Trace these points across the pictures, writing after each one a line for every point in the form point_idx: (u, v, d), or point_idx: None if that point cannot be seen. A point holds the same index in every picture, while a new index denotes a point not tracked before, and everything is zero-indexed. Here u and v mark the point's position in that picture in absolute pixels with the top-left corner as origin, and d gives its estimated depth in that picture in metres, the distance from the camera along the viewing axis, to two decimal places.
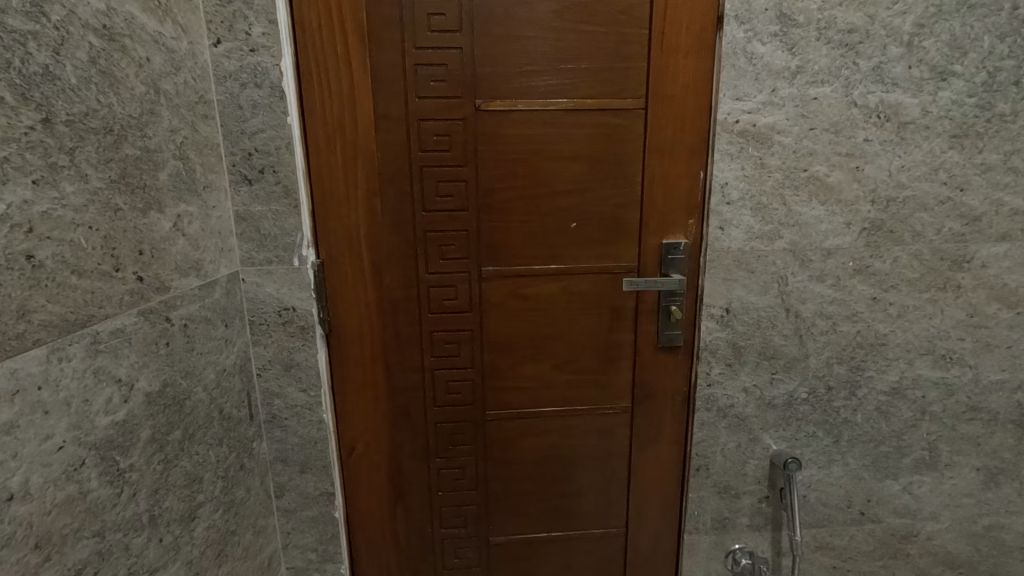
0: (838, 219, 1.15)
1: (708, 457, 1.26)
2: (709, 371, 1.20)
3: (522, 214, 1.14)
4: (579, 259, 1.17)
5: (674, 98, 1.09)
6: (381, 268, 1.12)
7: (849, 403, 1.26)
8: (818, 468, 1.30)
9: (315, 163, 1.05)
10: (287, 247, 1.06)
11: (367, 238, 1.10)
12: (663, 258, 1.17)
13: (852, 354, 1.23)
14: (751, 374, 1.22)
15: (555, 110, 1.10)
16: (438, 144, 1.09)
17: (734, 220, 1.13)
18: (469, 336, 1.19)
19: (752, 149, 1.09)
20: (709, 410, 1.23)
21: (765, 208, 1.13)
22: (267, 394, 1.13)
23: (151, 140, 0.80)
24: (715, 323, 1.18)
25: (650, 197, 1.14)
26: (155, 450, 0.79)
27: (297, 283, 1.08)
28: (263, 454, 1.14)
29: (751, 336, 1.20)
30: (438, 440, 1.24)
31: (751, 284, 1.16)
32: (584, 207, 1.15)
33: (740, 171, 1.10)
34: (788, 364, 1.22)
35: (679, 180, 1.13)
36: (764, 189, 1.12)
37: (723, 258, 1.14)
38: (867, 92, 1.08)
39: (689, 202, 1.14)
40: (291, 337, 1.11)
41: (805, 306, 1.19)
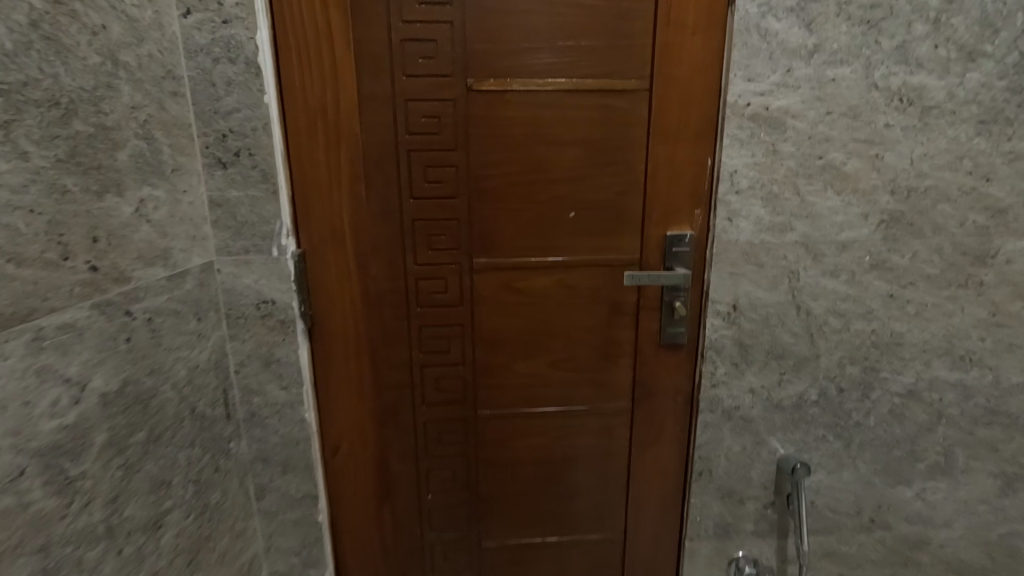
0: (855, 210, 1.07)
1: (712, 460, 1.20)
2: (714, 371, 1.14)
3: (517, 203, 1.07)
4: (577, 251, 1.10)
5: (680, 78, 1.01)
6: (366, 259, 1.05)
7: (861, 406, 1.20)
8: (827, 473, 1.24)
9: (295, 146, 0.98)
10: (265, 235, 1.00)
11: (351, 227, 1.03)
12: (666, 250, 1.09)
13: (866, 355, 1.16)
14: (758, 375, 1.15)
15: (553, 90, 1.02)
16: (426, 126, 1.02)
17: (743, 210, 1.05)
18: (460, 331, 1.12)
19: (764, 134, 1.02)
20: (713, 412, 1.17)
21: (776, 199, 1.06)
22: (246, 392, 1.07)
23: (108, 117, 0.73)
24: (721, 321, 1.11)
25: (653, 186, 1.07)
26: (113, 455, 0.73)
27: (276, 274, 1.02)
28: (241, 454, 1.08)
29: (759, 334, 1.13)
30: (428, 441, 1.18)
31: (760, 279, 1.09)
32: (582, 196, 1.07)
33: (750, 158, 1.03)
34: (797, 364, 1.16)
35: (685, 167, 1.06)
36: (775, 178, 1.05)
37: (731, 251, 1.07)
38: (889, 74, 1.01)
39: (695, 192, 1.07)
40: (270, 331, 1.04)
41: (817, 303, 1.12)
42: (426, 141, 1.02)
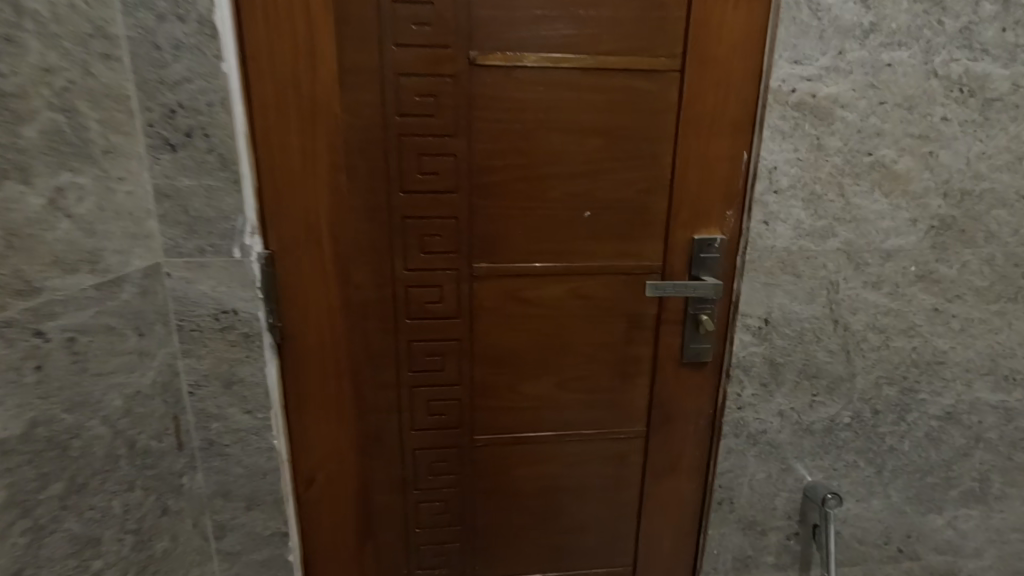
0: (903, 215, 0.95)
1: (733, 489, 1.08)
2: (740, 392, 1.02)
3: (525, 200, 0.92)
4: (593, 256, 0.96)
5: (718, 58, 0.88)
6: (347, 262, 0.89)
7: (896, 429, 1.09)
8: (856, 501, 1.13)
9: (262, 127, 0.82)
10: (225, 233, 0.83)
11: (330, 225, 0.87)
12: (693, 256, 0.96)
13: (905, 375, 1.05)
14: (788, 397, 1.04)
15: (570, 68, 0.87)
16: (420, 107, 0.85)
17: (782, 213, 0.93)
18: (456, 347, 0.97)
19: (809, 126, 0.90)
20: (737, 437, 1.05)
21: (819, 200, 0.93)
22: (202, 417, 0.90)
23: (6, 80, 0.56)
24: (752, 337, 0.99)
25: (682, 183, 0.93)
26: (15, 517, 0.58)
27: (239, 279, 0.85)
28: (197, 489, 0.92)
29: (792, 351, 1.01)
30: (417, 470, 1.03)
31: (796, 291, 0.97)
32: (600, 193, 0.93)
33: (792, 153, 0.91)
34: (831, 385, 1.04)
35: (718, 163, 0.92)
36: (819, 176, 0.92)
37: (766, 259, 0.95)
38: (950, 60, 0.88)
39: (728, 191, 0.93)
40: (231, 347, 0.88)
41: (856, 318, 1.00)
42: (420, 124, 0.86)
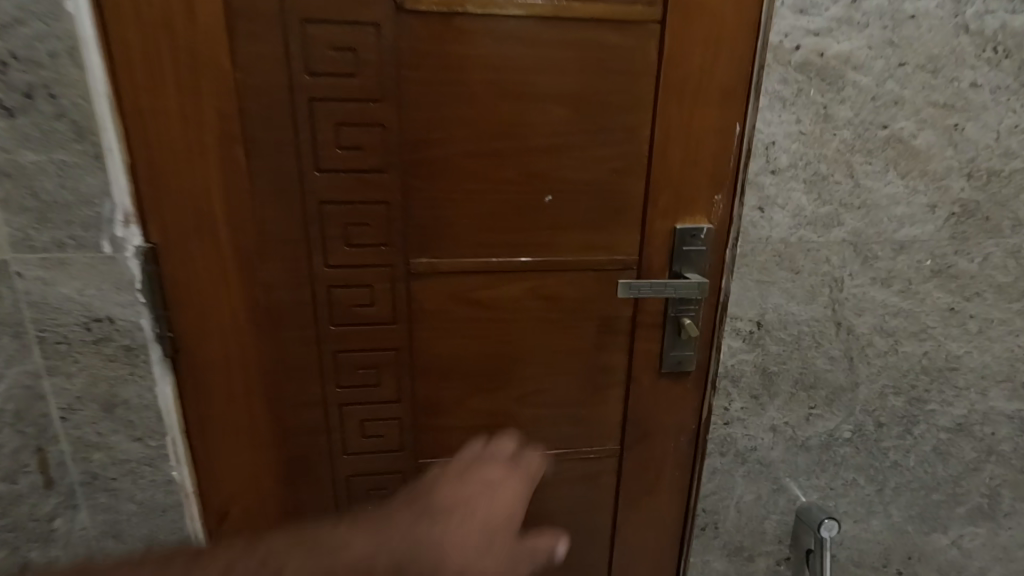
0: (919, 200, 0.81)
1: (718, 512, 0.96)
2: (727, 406, 0.89)
3: (473, 181, 0.75)
4: (556, 249, 0.80)
5: (707, 6, 0.71)
6: (252, 258, 0.73)
7: (900, 444, 0.96)
8: (854, 522, 1.01)
9: (130, 88, 0.64)
10: (88, 222, 0.65)
11: (227, 211, 0.70)
12: (675, 249, 0.81)
13: (913, 383, 0.92)
14: (782, 410, 0.90)
15: (526, 15, 0.70)
16: (335, 63, 0.68)
17: (779, 197, 0.78)
18: (395, 358, 0.82)
19: (814, 92, 0.74)
20: (724, 456, 0.92)
21: (824, 181, 0.78)
22: (79, 447, 0.74)
23: None
24: (742, 343, 0.85)
25: (662, 161, 0.77)
26: None
27: (112, 280, 0.68)
28: (79, 531, 0.76)
29: (788, 359, 0.87)
30: (353, 499, 0.88)
31: (793, 289, 0.83)
32: (565, 174, 0.77)
33: (794, 125, 0.75)
34: (830, 396, 0.91)
35: (706, 137, 0.76)
36: (824, 152, 0.77)
37: (759, 252, 0.81)
38: (984, 12, 0.73)
39: (717, 170, 0.78)
40: (110, 363, 0.71)
41: (861, 320, 0.87)
42: (337, 85, 0.69)
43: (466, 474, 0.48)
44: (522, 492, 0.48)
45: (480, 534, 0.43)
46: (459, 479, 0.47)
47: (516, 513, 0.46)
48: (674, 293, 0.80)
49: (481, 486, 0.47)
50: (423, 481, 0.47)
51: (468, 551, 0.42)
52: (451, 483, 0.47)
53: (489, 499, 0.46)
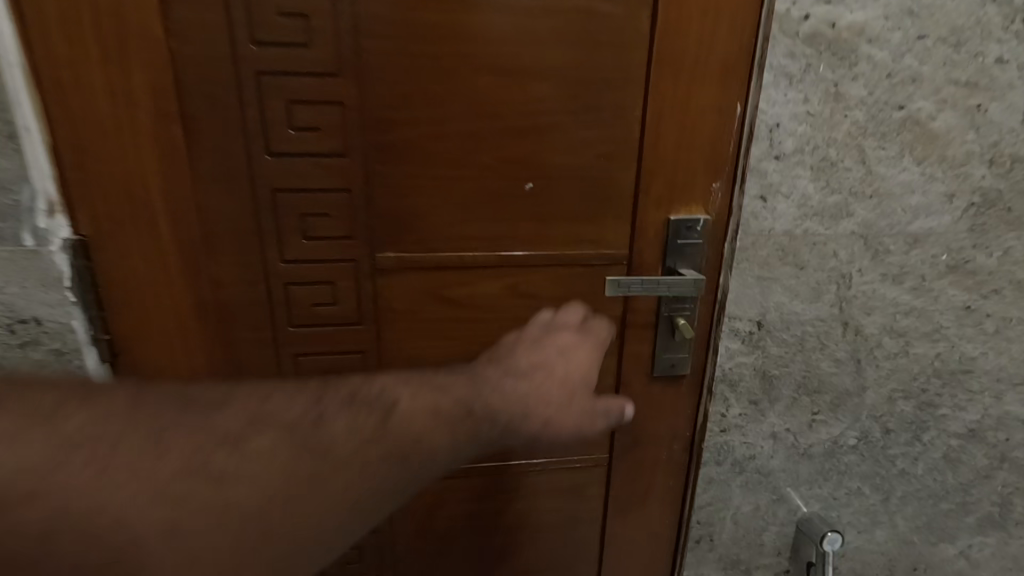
0: (936, 189, 0.74)
1: (713, 524, 0.90)
2: (724, 412, 0.82)
3: (445, 167, 0.67)
4: (539, 243, 0.72)
5: None
6: (196, 252, 0.65)
7: (909, 451, 0.90)
8: (857, 533, 0.95)
9: (45, 57, 0.56)
10: (6, 211, 0.58)
11: (166, 200, 0.62)
12: (668, 243, 0.74)
13: (924, 387, 0.86)
14: (783, 417, 0.84)
15: None
16: (285, 31, 0.60)
17: (783, 186, 0.71)
18: (361, 362, 0.75)
19: (825, 67, 0.67)
20: (720, 465, 0.86)
21: (833, 168, 0.71)
22: None
23: None
24: (740, 345, 0.79)
25: (655, 145, 0.69)
26: None
27: (37, 277, 0.61)
28: None
29: (790, 361, 0.80)
30: None
31: (797, 287, 0.76)
32: (547, 159, 0.69)
33: (801, 104, 0.68)
34: (834, 401, 0.84)
35: (704, 118, 0.69)
36: (834, 136, 0.70)
37: (760, 246, 0.74)
38: None
39: (716, 155, 0.71)
40: (39, 369, 0.64)
41: (870, 320, 0.80)
42: (287, 57, 0.60)
43: (542, 343, 0.59)
44: (593, 355, 0.60)
45: (562, 386, 0.54)
46: (535, 346, 0.58)
47: (589, 377, 0.57)
48: (668, 292, 0.73)
49: (555, 351, 0.58)
50: (503, 346, 0.58)
51: (551, 406, 0.52)
52: (532, 348, 0.57)
53: (565, 368, 0.56)
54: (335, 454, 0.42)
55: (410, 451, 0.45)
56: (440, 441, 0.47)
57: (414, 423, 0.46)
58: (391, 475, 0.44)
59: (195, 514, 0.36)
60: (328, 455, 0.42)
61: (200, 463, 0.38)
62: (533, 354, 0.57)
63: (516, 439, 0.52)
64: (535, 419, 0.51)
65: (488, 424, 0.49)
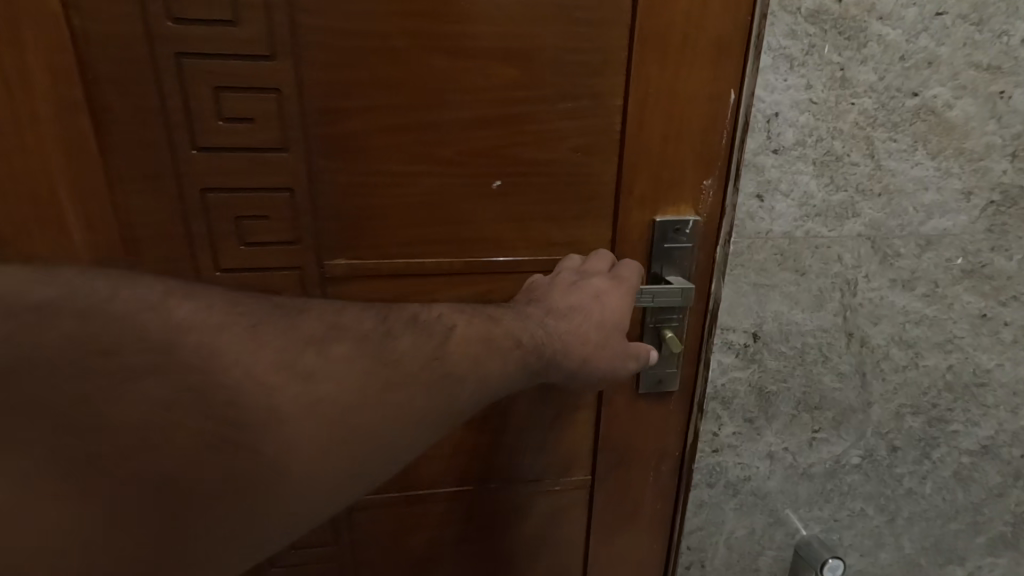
0: (952, 185, 0.66)
1: (704, 550, 0.83)
2: (716, 431, 0.75)
3: (401, 162, 0.59)
4: (510, 247, 0.65)
5: None
6: (117, 260, 0.57)
7: (916, 470, 0.83)
8: (860, 556, 0.88)
9: None
10: None
11: (79, 201, 0.55)
12: (654, 247, 0.66)
13: (934, 402, 0.79)
14: (780, 435, 0.77)
15: None
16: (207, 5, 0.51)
17: (782, 183, 0.64)
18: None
19: (830, 48, 0.59)
20: (712, 487, 0.79)
21: (838, 163, 0.63)
22: None
23: None
24: (734, 358, 0.71)
25: (639, 136, 0.62)
26: None
27: None
28: None
29: (789, 376, 0.73)
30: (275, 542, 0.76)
31: (797, 295, 0.69)
32: (517, 153, 0.61)
33: (803, 91, 0.60)
34: (837, 418, 0.77)
35: (693, 106, 0.61)
36: (840, 126, 0.62)
37: (756, 250, 0.66)
38: None
39: (707, 149, 0.63)
40: None
41: (877, 330, 0.73)
42: (209, 35, 0.52)
43: (580, 285, 0.60)
44: (629, 296, 0.61)
45: (597, 327, 0.57)
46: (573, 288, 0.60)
47: (624, 318, 0.59)
48: (653, 303, 0.65)
49: (591, 295, 0.59)
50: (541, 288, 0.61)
51: (587, 345, 0.56)
52: (570, 291, 0.59)
53: (601, 310, 0.58)
54: (405, 367, 0.45)
55: (467, 374, 0.48)
56: (494, 368, 0.50)
57: (471, 347, 0.49)
58: (451, 392, 0.47)
59: (287, 401, 0.40)
60: (394, 369, 0.44)
61: (293, 360, 0.40)
62: (572, 298, 0.58)
63: (555, 374, 0.55)
64: (572, 356, 0.55)
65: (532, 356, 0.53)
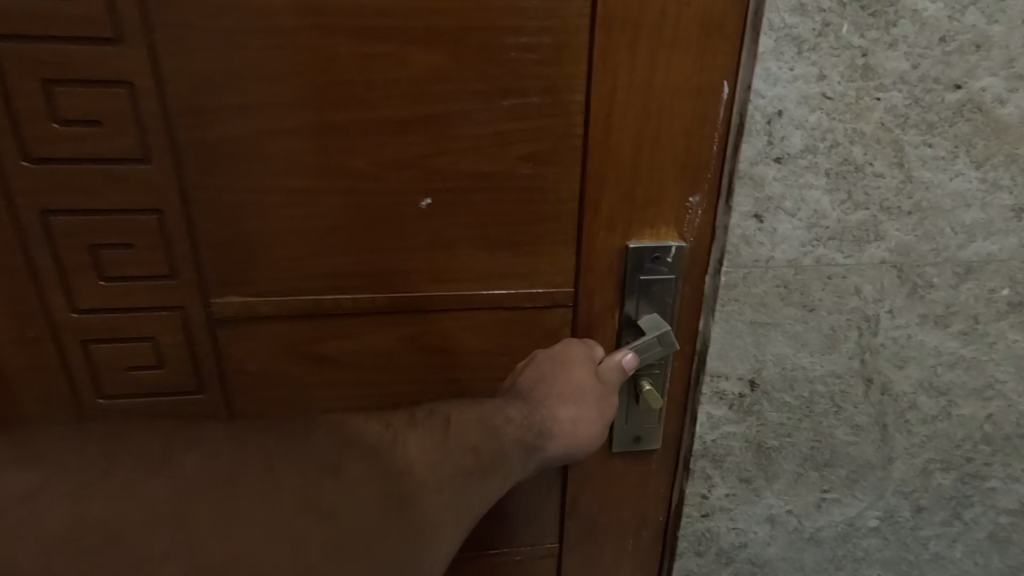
0: (1000, 201, 0.53)
1: None
2: (707, 492, 0.63)
3: (301, 177, 0.47)
4: (444, 281, 0.52)
5: None
6: None
7: (945, 532, 0.70)
8: None
9: None
10: None
11: None
12: (627, 280, 0.54)
13: (968, 457, 0.66)
14: (784, 497, 0.64)
15: None
16: None
17: (788, 200, 0.50)
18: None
19: (850, 27, 0.46)
20: (702, 556, 0.67)
21: (858, 174, 0.50)
22: None
23: None
24: (727, 410, 0.59)
25: (606, 142, 0.49)
26: None
27: None
28: None
29: (794, 429, 0.61)
30: None
31: (804, 335, 0.56)
32: (449, 164, 0.48)
33: (816, 83, 0.47)
34: (852, 476, 0.65)
35: (673, 103, 0.48)
36: (862, 127, 0.49)
37: (754, 283, 0.53)
38: None
39: (693, 157, 0.50)
40: None
41: (901, 376, 0.60)
42: (23, 11, 0.40)
43: (535, 354, 0.54)
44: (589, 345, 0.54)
45: (582, 398, 0.51)
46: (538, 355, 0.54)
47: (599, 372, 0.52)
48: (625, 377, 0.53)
49: (551, 360, 0.53)
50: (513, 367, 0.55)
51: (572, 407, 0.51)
52: (528, 364, 0.54)
53: (567, 371, 0.52)
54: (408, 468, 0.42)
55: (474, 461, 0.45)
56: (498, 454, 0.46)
57: (467, 436, 0.46)
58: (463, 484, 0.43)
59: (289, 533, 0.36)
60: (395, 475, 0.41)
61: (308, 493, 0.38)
62: (546, 368, 0.52)
63: (550, 457, 0.50)
64: (561, 423, 0.50)
65: (517, 443, 0.48)
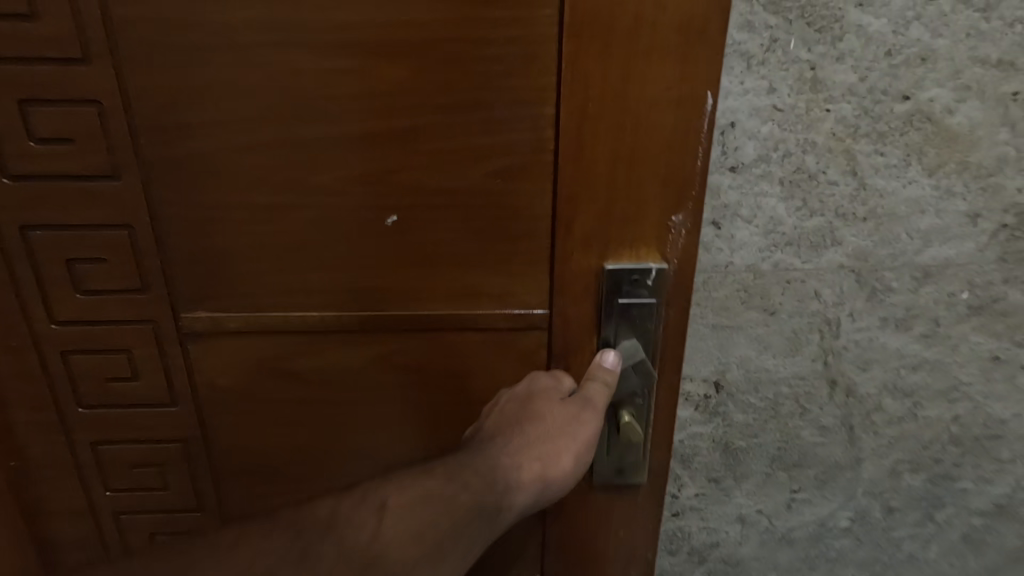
0: (954, 207, 0.55)
1: None
2: (676, 491, 0.65)
3: (277, 192, 0.50)
4: (417, 292, 0.54)
5: None
6: None
7: (919, 533, 0.71)
8: None
9: None
10: None
11: None
12: (606, 303, 0.54)
13: (938, 458, 0.67)
14: (754, 497, 0.66)
15: None
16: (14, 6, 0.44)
17: (744, 207, 0.53)
18: (183, 452, 0.59)
19: (798, 43, 0.48)
20: (674, 555, 0.68)
21: (811, 182, 0.52)
22: None
23: None
24: (692, 411, 0.61)
25: (576, 162, 0.50)
26: None
27: None
28: None
29: (761, 430, 0.62)
30: None
31: (767, 338, 0.58)
32: (418, 179, 0.51)
33: (766, 96, 0.49)
34: (821, 477, 0.66)
35: (649, 121, 0.48)
36: (814, 136, 0.51)
37: (715, 287, 0.55)
38: None
39: (670, 176, 0.50)
40: None
41: (865, 378, 0.61)
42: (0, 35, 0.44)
43: (502, 401, 0.55)
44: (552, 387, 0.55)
45: (549, 443, 0.52)
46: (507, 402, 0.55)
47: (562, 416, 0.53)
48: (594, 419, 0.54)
49: (516, 407, 0.54)
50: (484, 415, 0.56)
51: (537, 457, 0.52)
52: (495, 413, 0.55)
53: (530, 419, 0.53)
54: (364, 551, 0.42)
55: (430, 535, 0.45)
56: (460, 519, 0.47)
57: (419, 511, 0.46)
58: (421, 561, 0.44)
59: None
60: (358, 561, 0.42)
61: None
62: (510, 412, 0.54)
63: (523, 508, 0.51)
64: (528, 474, 0.51)
65: (481, 505, 0.48)
